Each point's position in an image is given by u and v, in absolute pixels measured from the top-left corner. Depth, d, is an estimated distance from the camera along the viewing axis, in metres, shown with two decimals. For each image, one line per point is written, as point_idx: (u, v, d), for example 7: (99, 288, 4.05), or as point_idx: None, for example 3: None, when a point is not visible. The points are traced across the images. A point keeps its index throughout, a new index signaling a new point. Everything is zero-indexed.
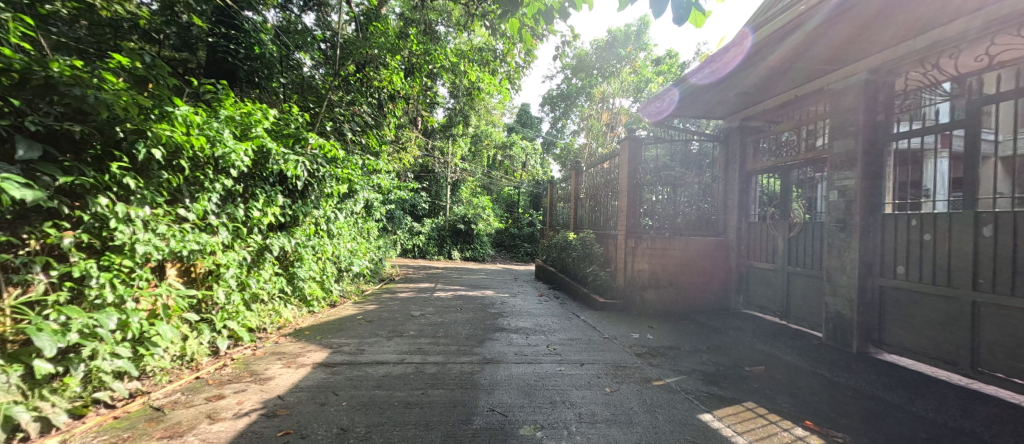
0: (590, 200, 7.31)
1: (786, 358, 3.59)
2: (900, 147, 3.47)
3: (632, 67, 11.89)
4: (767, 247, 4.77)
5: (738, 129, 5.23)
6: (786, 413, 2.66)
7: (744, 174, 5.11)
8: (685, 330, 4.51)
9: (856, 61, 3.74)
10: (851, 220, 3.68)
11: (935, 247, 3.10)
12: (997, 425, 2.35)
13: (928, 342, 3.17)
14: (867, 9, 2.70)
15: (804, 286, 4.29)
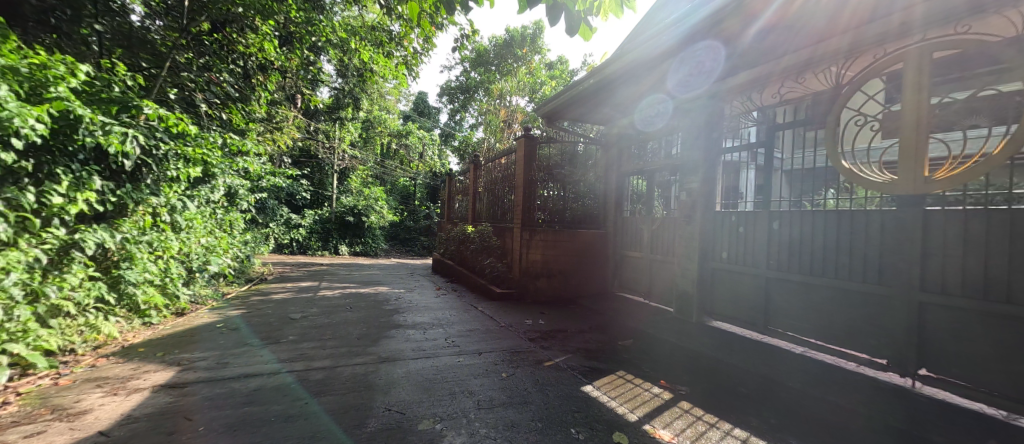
0: (488, 193, 7.49)
1: (648, 330, 4.31)
2: (727, 159, 4.43)
3: (527, 68, 12.51)
4: (635, 238, 5.61)
5: (614, 136, 5.99)
6: (647, 376, 3.21)
7: (620, 175, 5.88)
8: (571, 314, 5.03)
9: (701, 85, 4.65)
10: (693, 215, 4.58)
11: (747, 236, 4.10)
12: (775, 366, 3.26)
13: (740, 309, 4.17)
14: (716, 30, 3.34)
15: (660, 270, 5.21)
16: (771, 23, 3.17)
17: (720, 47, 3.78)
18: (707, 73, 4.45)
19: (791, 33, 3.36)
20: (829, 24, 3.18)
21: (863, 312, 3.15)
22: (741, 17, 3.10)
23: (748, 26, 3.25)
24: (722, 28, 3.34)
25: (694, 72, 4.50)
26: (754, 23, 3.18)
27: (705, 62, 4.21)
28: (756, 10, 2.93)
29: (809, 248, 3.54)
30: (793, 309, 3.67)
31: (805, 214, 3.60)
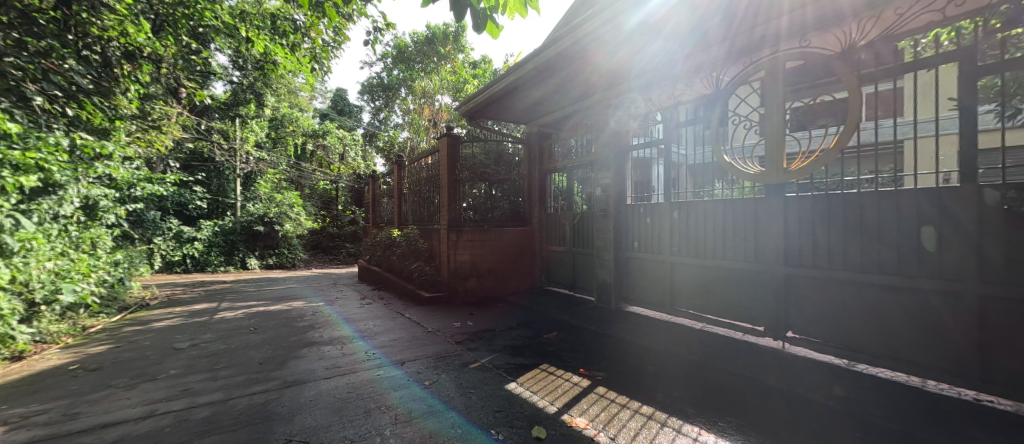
0: (414, 195, 7.24)
1: (571, 321, 4.49)
2: (636, 156, 4.78)
3: (452, 66, 12.20)
4: (559, 233, 5.82)
5: (535, 135, 6.15)
6: (568, 366, 3.33)
7: (542, 173, 6.03)
8: (499, 313, 5.05)
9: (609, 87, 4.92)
10: (608, 209, 4.86)
11: (655, 226, 4.45)
12: (679, 343, 3.58)
13: (650, 293, 4.52)
14: (616, 40, 3.56)
15: (582, 262, 5.46)
16: (662, 34, 3.46)
17: (622, 57, 4.04)
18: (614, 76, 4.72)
19: (679, 44, 3.71)
20: (708, 38, 3.56)
21: (744, 287, 3.60)
22: (636, 29, 3.33)
23: (642, 37, 3.51)
24: (621, 40, 3.57)
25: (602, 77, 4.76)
26: (648, 33, 3.44)
27: (610, 70, 4.47)
28: (647, 21, 3.18)
29: (702, 234, 3.95)
30: (692, 289, 4.07)
31: (699, 205, 3.98)
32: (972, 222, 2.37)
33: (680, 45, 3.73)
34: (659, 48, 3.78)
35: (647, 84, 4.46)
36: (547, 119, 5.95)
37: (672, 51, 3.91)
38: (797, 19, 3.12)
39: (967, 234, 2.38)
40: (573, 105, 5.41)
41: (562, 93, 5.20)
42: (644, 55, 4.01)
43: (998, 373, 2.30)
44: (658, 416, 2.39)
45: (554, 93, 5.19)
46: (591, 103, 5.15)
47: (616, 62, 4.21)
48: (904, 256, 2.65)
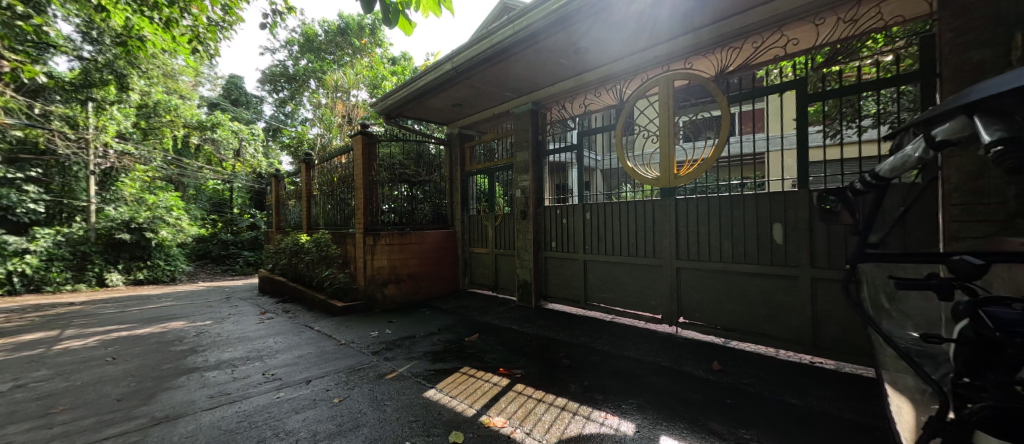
0: (326, 196, 6.66)
1: (494, 322, 4.52)
2: (552, 160, 5.02)
3: (369, 61, 11.49)
4: (481, 234, 5.88)
5: (456, 136, 6.11)
6: (488, 367, 3.33)
7: (464, 175, 6.06)
8: (420, 318, 4.89)
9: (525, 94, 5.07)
10: (528, 210, 5.02)
11: (570, 226, 4.71)
12: (591, 335, 3.84)
13: (567, 289, 4.78)
14: (531, 49, 3.70)
15: (504, 263, 5.58)
16: (572, 48, 3.68)
17: (536, 69, 4.19)
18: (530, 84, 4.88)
19: (586, 60, 3.99)
20: (611, 55, 3.89)
21: (646, 280, 3.99)
22: (549, 40, 3.50)
23: (554, 49, 3.70)
24: (535, 50, 3.72)
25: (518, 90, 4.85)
26: (559, 46, 3.64)
27: (526, 83, 4.61)
28: (558, 33, 3.37)
29: (610, 232, 4.29)
30: (603, 284, 4.38)
31: (608, 206, 4.32)
32: (808, 219, 2.94)
33: (588, 61, 4.02)
34: (570, 61, 4.01)
35: (559, 94, 4.70)
36: (468, 120, 5.93)
37: (580, 67, 4.19)
38: (682, 44, 3.57)
39: (804, 228, 2.95)
40: (491, 107, 5.46)
41: (481, 101, 5.23)
42: (556, 69, 4.22)
43: (825, 338, 2.87)
44: (570, 406, 2.50)
45: (473, 100, 5.19)
46: (510, 108, 5.28)
47: (530, 74, 4.35)
48: (763, 247, 3.18)
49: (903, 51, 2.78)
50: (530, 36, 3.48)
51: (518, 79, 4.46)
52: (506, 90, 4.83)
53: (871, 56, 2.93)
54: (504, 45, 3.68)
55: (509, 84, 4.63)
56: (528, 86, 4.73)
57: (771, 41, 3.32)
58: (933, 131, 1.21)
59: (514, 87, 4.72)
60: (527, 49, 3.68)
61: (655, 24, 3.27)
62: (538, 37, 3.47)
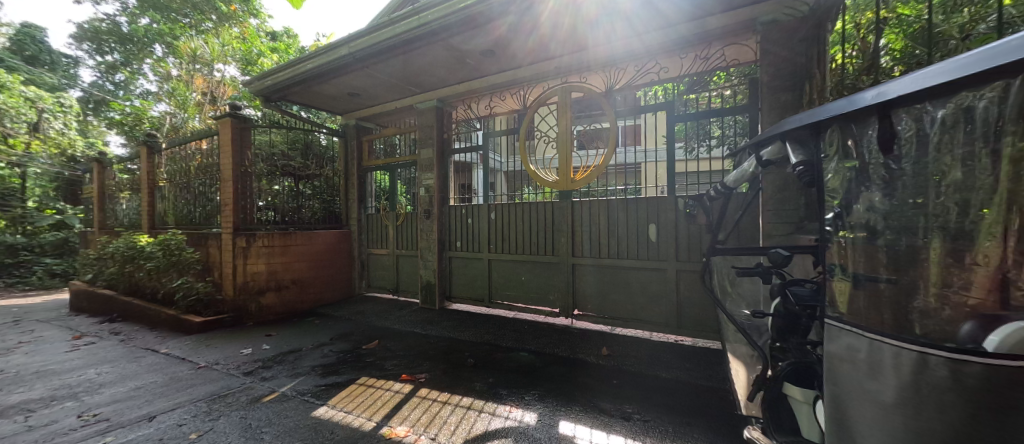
0: (179, 188, 5.40)
1: (394, 326, 4.23)
2: (458, 159, 5.05)
3: (240, 31, 9.68)
4: (382, 234, 5.52)
5: (353, 128, 5.60)
6: (388, 376, 3.02)
7: (361, 170, 5.58)
8: (307, 329, 4.30)
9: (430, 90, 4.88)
10: (432, 209, 4.86)
11: (475, 226, 4.72)
12: (497, 332, 3.87)
13: (472, 289, 4.77)
14: (438, 44, 3.57)
15: (407, 264, 5.32)
16: (480, 47, 3.64)
17: (442, 66, 4.06)
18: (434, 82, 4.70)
19: (493, 63, 4.03)
20: (517, 60, 4.00)
21: (545, 276, 4.22)
22: (458, 37, 3.41)
23: (462, 47, 3.62)
24: (443, 45, 3.58)
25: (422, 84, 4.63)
26: (467, 45, 3.58)
27: (431, 80, 4.45)
28: (467, 31, 3.31)
29: (514, 232, 4.43)
30: (506, 282, 4.50)
31: (511, 206, 4.46)
32: (674, 220, 3.47)
33: (494, 64, 4.06)
34: (477, 62, 3.99)
35: (465, 94, 4.65)
36: (366, 112, 5.46)
37: (486, 70, 4.22)
38: (578, 59, 3.88)
39: (671, 228, 3.49)
40: (393, 100, 5.11)
41: (382, 93, 4.86)
42: (462, 69, 4.15)
43: (686, 320, 3.43)
44: (475, 405, 2.44)
45: (372, 91, 4.79)
46: (413, 103, 5.02)
47: (435, 71, 4.18)
48: (641, 244, 3.66)
49: (737, 88, 3.44)
50: (438, 29, 3.34)
51: (423, 74, 4.25)
52: (409, 84, 4.59)
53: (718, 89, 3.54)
54: (410, 35, 3.46)
55: (413, 79, 4.40)
56: (433, 83, 4.56)
57: (647, 66, 3.79)
58: (759, 153, 1.53)
59: (418, 81, 4.51)
60: (435, 44, 3.54)
61: (558, 37, 3.46)
62: (446, 32, 3.36)
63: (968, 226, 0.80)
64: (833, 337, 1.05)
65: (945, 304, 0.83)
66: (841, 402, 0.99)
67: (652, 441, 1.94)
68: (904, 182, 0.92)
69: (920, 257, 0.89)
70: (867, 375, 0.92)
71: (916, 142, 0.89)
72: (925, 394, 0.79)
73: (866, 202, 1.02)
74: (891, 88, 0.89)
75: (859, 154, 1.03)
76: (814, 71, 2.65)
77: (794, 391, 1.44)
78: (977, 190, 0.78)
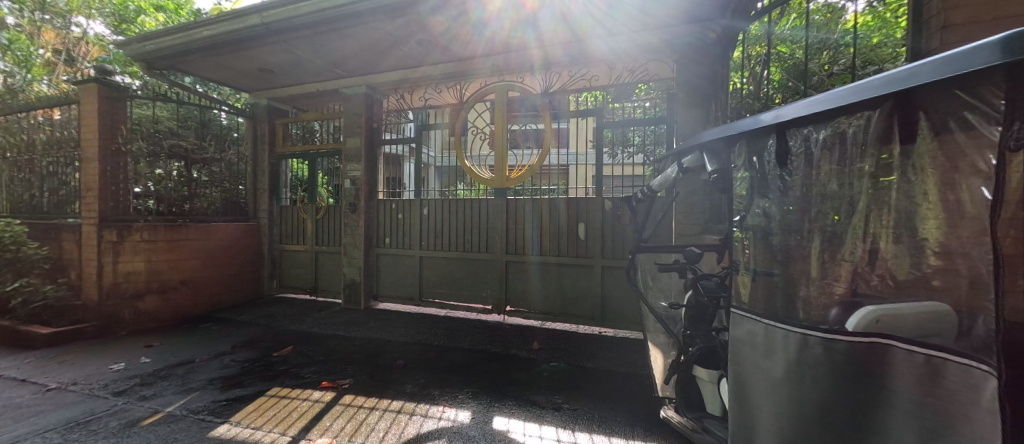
0: (16, 166, 4.26)
1: (312, 329, 3.83)
2: (387, 151, 4.69)
3: None
4: (298, 230, 5.05)
5: (265, 109, 4.98)
6: (304, 384, 2.63)
7: (274, 157, 5.03)
8: (200, 337, 3.67)
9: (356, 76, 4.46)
10: (359, 203, 4.52)
11: (406, 221, 4.51)
12: (429, 331, 3.72)
13: (401, 288, 4.55)
14: (371, 28, 3.30)
15: (327, 261, 4.89)
16: (417, 35, 3.44)
17: (373, 50, 3.76)
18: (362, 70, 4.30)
19: (428, 54, 3.87)
20: (455, 54, 3.88)
21: (479, 274, 4.20)
22: (393, 20, 3.17)
23: (397, 32, 3.39)
24: (377, 28, 3.31)
25: (348, 69, 4.24)
26: (403, 31, 3.36)
27: (360, 64, 4.11)
28: (404, 16, 3.11)
29: (447, 229, 4.33)
30: (438, 280, 4.38)
31: (444, 202, 4.35)
32: (601, 220, 3.71)
33: (430, 54, 3.88)
34: (412, 50, 3.78)
35: (397, 83, 4.40)
36: (280, 92, 4.83)
37: (422, 60, 4.04)
38: (516, 59, 3.90)
39: (598, 227, 3.72)
40: (313, 81, 4.58)
41: (301, 72, 4.34)
42: (395, 56, 3.90)
43: (609, 313, 3.69)
44: (406, 408, 2.29)
45: (288, 69, 4.24)
46: (337, 87, 4.57)
47: (365, 55, 3.86)
48: (571, 242, 3.84)
49: (655, 100, 3.70)
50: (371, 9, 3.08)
51: (350, 57, 3.89)
52: (334, 67, 4.17)
53: (640, 100, 3.76)
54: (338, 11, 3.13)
55: (339, 61, 4.00)
56: (361, 68, 4.20)
57: (581, 73, 3.96)
58: (681, 160, 1.71)
59: (344, 64, 4.12)
60: (368, 26, 3.27)
61: (498, 35, 3.43)
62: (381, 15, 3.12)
63: (838, 228, 0.99)
64: (736, 323, 1.19)
65: (823, 292, 1.02)
66: (742, 380, 1.13)
67: (581, 428, 2.05)
68: (792, 191, 1.11)
69: (804, 253, 1.07)
70: (762, 355, 1.07)
71: (803, 158, 1.07)
72: (805, 369, 0.95)
73: (761, 207, 1.20)
74: (785, 112, 1.06)
75: (759, 166, 1.22)
76: (720, 92, 3.03)
77: (701, 372, 1.63)
78: (844, 199, 0.97)
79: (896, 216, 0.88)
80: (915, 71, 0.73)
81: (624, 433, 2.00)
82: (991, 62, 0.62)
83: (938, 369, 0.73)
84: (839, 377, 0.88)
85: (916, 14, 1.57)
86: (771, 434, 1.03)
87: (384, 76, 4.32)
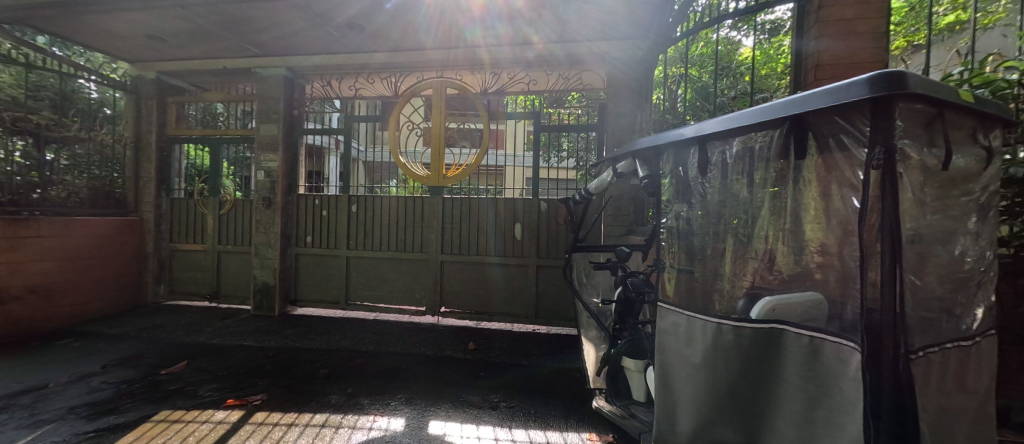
0: None
1: (211, 340, 3.30)
2: (310, 142, 4.31)
3: None
4: (195, 227, 4.35)
5: (152, 84, 4.20)
6: (204, 404, 2.23)
7: (164, 139, 4.29)
8: (53, 356, 2.93)
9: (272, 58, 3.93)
10: (274, 198, 4.02)
11: (330, 218, 4.15)
12: (357, 336, 3.46)
13: (324, 291, 4.17)
14: (295, 8, 2.95)
15: (232, 263, 4.28)
16: (350, 21, 3.15)
17: (296, 32, 3.35)
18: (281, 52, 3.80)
19: (361, 42, 3.59)
20: (392, 44, 3.63)
21: (411, 275, 4.02)
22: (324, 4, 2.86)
23: (327, 16, 3.06)
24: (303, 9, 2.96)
25: (264, 49, 3.73)
26: (334, 16, 3.06)
27: (279, 46, 3.64)
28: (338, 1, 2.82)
29: (379, 227, 4.08)
30: (367, 282, 4.10)
31: (375, 199, 4.09)
32: (537, 220, 3.80)
33: (362, 42, 3.58)
34: (341, 35, 3.42)
35: (323, 68, 4.00)
36: (172, 64, 4.07)
37: (353, 47, 3.72)
38: (455, 55, 3.77)
39: (534, 227, 3.80)
40: (218, 57, 3.95)
41: (203, 47, 3.71)
42: (323, 40, 3.54)
43: (542, 310, 3.80)
44: (332, 420, 2.08)
45: (185, 40, 3.57)
46: (248, 66, 4.00)
47: (286, 36, 3.44)
48: (508, 242, 3.87)
49: (586, 109, 3.87)
50: None
51: (268, 37, 3.44)
52: (244, 45, 3.62)
53: (571, 108, 3.90)
54: None
55: (253, 40, 3.50)
56: (280, 49, 3.73)
57: (519, 77, 4.02)
58: (616, 166, 1.81)
59: (259, 45, 3.61)
60: (292, 6, 2.91)
61: (440, 30, 3.31)
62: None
63: (746, 231, 1.15)
64: (662, 316, 1.28)
65: (734, 284, 1.17)
66: (666, 368, 1.23)
67: (518, 425, 2.07)
68: (710, 198, 1.25)
69: (718, 252, 1.21)
70: (684, 343, 1.18)
71: (719, 169, 1.22)
72: (719, 354, 1.06)
73: (680, 212, 1.33)
74: (705, 126, 1.19)
75: (682, 174, 1.35)
76: (644, 105, 3.31)
77: (629, 362, 1.74)
78: (751, 206, 1.13)
79: (790, 220, 1.06)
80: (808, 98, 0.87)
81: (558, 426, 2.07)
82: (860, 95, 0.75)
83: (818, 347, 0.88)
84: (746, 359, 1.02)
85: (797, 52, 1.90)
86: (689, 413, 1.14)
87: (307, 60, 3.89)
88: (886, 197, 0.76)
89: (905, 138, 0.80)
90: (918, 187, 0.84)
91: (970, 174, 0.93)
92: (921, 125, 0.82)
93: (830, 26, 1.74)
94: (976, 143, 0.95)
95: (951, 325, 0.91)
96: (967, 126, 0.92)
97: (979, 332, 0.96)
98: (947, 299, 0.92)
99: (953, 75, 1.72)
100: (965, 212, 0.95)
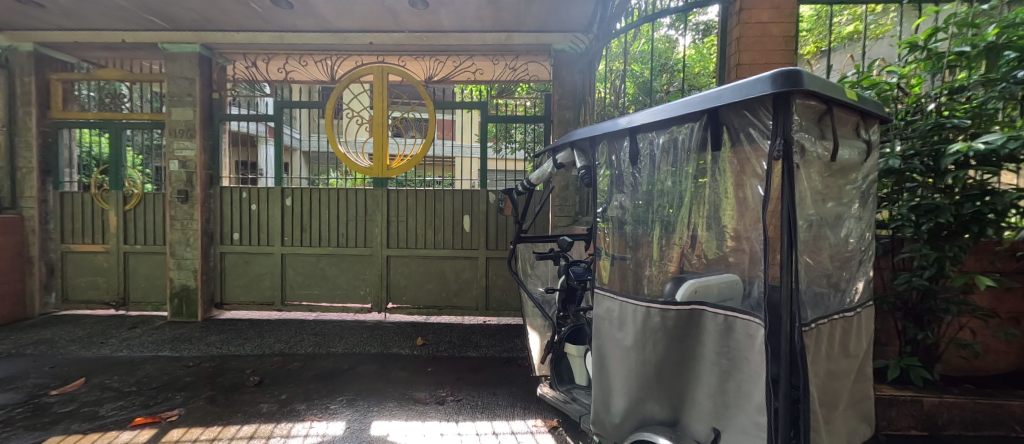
0: None
1: (117, 353, 2.90)
2: (233, 128, 3.88)
3: None
4: (94, 224, 3.78)
5: (29, 58, 3.53)
6: (106, 426, 1.94)
7: (47, 125, 3.64)
8: None
9: (178, 32, 3.42)
10: (192, 191, 3.59)
11: (261, 213, 3.80)
12: (294, 339, 3.22)
13: (256, 292, 3.84)
14: None
15: (143, 264, 3.78)
16: None
17: (209, 4, 2.96)
18: (192, 25, 3.33)
19: (290, 20, 3.28)
20: (327, 22, 3.33)
21: (354, 271, 3.83)
22: None
23: None
24: None
25: (171, 21, 3.25)
26: None
27: (190, 19, 3.21)
28: None
29: (317, 222, 3.81)
30: (305, 281, 3.83)
31: (313, 192, 3.80)
32: (486, 212, 3.77)
33: (291, 20, 3.27)
34: (267, 11, 3.09)
35: (244, 44, 3.59)
36: (56, 36, 3.45)
37: (282, 25, 3.39)
38: (397, 39, 3.56)
39: (483, 218, 3.77)
40: (114, 29, 3.41)
41: (95, 16, 3.16)
42: (244, 15, 3.17)
43: (492, 302, 3.80)
44: (261, 431, 1.91)
45: (69, 7, 3.01)
46: (154, 41, 3.50)
47: (198, 8, 3.03)
48: (456, 235, 3.80)
49: (535, 100, 3.85)
50: None
51: (174, 7, 3.00)
52: (146, 15, 3.14)
53: (521, 99, 3.89)
54: None
55: (156, 9, 3.04)
56: (190, 23, 3.29)
57: (464, 65, 4.03)
58: (555, 156, 1.83)
59: (165, 16, 3.15)
60: None
61: (380, 12, 3.11)
62: None
63: (672, 218, 1.20)
64: (598, 302, 1.32)
65: (661, 269, 1.24)
66: (602, 352, 1.27)
67: (465, 417, 2.06)
68: (641, 187, 1.30)
69: (649, 239, 1.27)
70: (616, 327, 1.22)
71: (648, 159, 1.27)
72: (647, 335, 1.10)
73: (619, 201, 1.37)
74: (636, 118, 1.21)
75: (617, 165, 1.38)
76: (588, 97, 3.38)
77: (571, 348, 1.81)
78: (675, 194, 1.19)
79: (710, 209, 1.14)
80: (721, 93, 0.92)
81: (505, 415, 2.09)
82: (764, 91, 0.79)
83: (731, 325, 0.93)
84: (671, 338, 1.07)
85: (724, 51, 2.04)
86: (622, 395, 1.19)
87: (226, 36, 3.47)
88: (785, 187, 0.83)
89: (801, 131, 0.87)
90: (813, 177, 0.93)
91: (853, 164, 1.05)
92: (813, 120, 0.90)
93: (748, 28, 1.88)
94: (858, 137, 1.07)
95: (837, 298, 1.03)
96: (851, 122, 1.03)
97: (859, 303, 1.09)
98: (834, 275, 1.04)
99: (847, 77, 1.93)
100: (849, 198, 1.07)
